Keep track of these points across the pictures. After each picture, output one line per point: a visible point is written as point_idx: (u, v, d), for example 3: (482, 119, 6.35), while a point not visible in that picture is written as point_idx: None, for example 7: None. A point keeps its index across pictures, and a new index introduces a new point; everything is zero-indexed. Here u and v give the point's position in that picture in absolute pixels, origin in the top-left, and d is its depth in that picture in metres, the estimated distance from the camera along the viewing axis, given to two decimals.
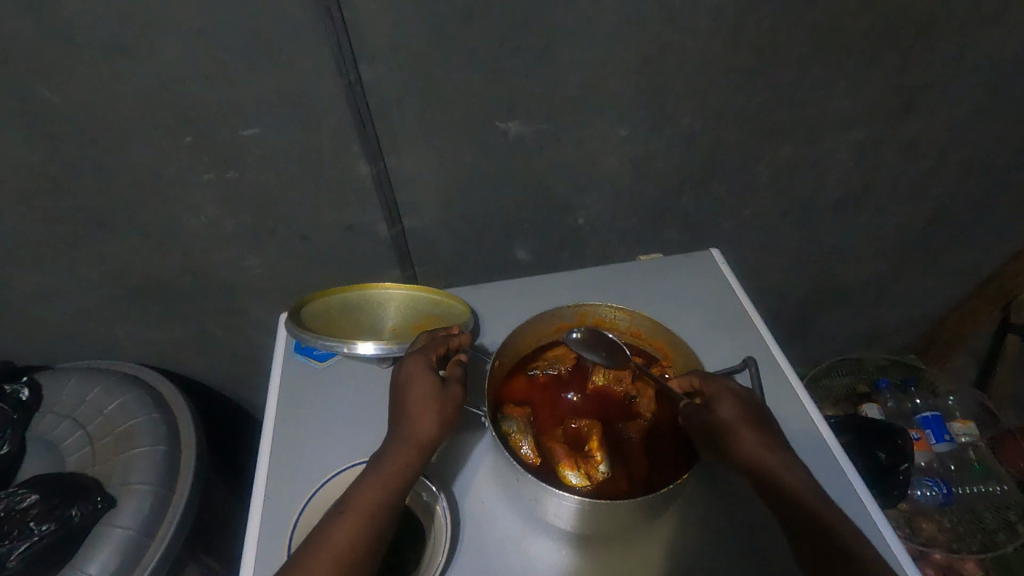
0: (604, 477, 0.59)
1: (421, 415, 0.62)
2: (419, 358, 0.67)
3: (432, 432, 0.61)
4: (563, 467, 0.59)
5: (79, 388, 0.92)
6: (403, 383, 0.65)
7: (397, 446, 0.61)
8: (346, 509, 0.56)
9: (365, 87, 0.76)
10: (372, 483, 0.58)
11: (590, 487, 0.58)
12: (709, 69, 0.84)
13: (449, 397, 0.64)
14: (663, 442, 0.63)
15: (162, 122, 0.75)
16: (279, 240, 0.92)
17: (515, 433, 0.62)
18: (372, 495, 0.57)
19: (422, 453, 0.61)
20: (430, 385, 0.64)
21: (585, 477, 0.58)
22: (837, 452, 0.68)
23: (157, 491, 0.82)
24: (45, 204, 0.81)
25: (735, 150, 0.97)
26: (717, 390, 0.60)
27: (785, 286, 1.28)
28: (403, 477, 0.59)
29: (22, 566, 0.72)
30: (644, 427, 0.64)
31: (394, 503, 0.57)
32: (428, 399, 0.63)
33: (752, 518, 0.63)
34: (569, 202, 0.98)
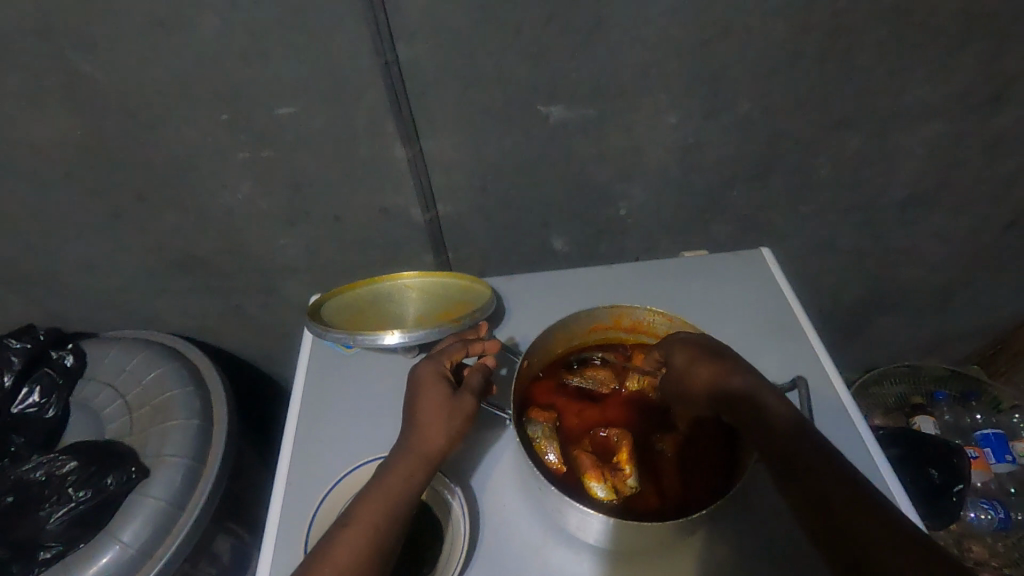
0: (632, 491, 0.56)
1: (430, 427, 0.61)
2: (430, 368, 0.66)
3: (440, 443, 0.61)
4: (589, 479, 0.56)
5: (121, 357, 0.94)
6: (414, 394, 0.64)
7: (404, 456, 0.60)
8: (350, 524, 0.55)
9: (401, 67, 0.73)
10: (375, 495, 0.56)
11: (617, 501, 0.55)
12: (772, 53, 0.77)
13: (460, 409, 0.62)
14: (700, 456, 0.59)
15: (198, 99, 0.74)
16: (313, 220, 0.91)
17: (540, 438, 0.59)
18: (377, 506, 0.56)
19: (430, 463, 0.60)
20: (440, 395, 0.63)
21: (611, 490, 0.56)
22: (888, 476, 0.63)
23: (189, 464, 0.83)
24: (88, 177, 0.82)
25: (794, 141, 0.90)
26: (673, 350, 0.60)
27: (839, 288, 1.20)
28: (410, 489, 0.58)
29: (62, 530, 0.75)
30: (681, 440, 0.60)
31: (399, 516, 0.56)
32: (436, 411, 0.62)
33: (788, 543, 0.59)
34: (610, 192, 0.93)
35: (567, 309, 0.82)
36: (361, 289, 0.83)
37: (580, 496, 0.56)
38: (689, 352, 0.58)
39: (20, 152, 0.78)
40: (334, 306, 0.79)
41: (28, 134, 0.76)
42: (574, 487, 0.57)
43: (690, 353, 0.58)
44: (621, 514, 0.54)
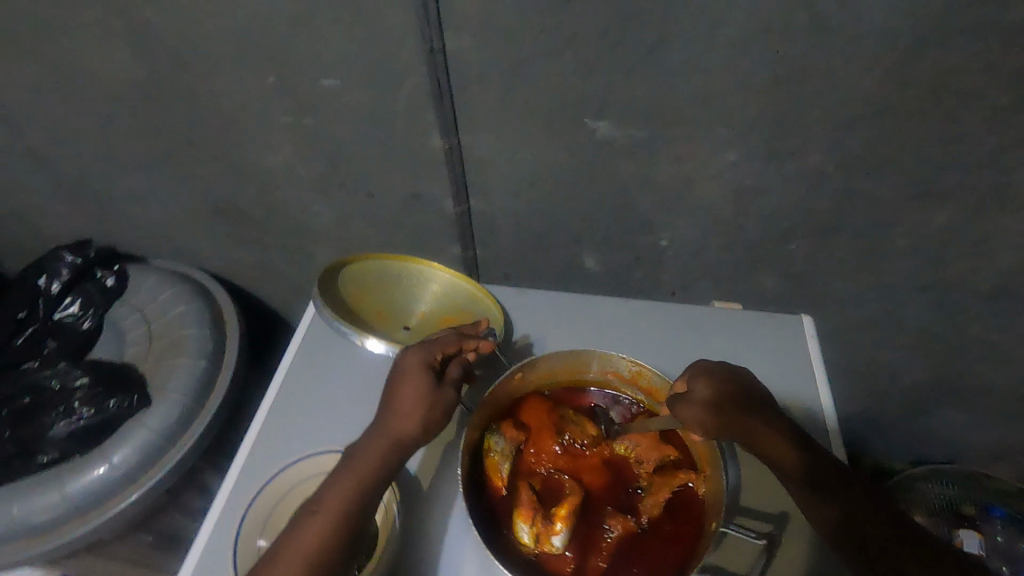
0: (555, 552, 0.53)
1: (405, 415, 0.58)
2: (419, 354, 0.62)
3: (409, 431, 0.58)
4: (518, 517, 0.54)
5: (156, 286, 0.99)
6: (398, 377, 0.61)
7: (375, 437, 0.58)
8: (319, 510, 0.53)
9: (447, 57, 0.70)
10: (343, 478, 0.55)
11: (533, 550, 0.53)
12: (858, 101, 0.68)
13: (438, 402, 0.59)
14: (649, 551, 0.54)
15: (250, 59, 0.75)
16: (348, 193, 0.91)
17: (495, 452, 0.58)
18: (344, 489, 0.54)
19: (397, 450, 0.57)
20: (420, 382, 0.59)
21: (534, 538, 0.53)
22: None
23: (186, 403, 0.87)
24: (147, 115, 0.86)
25: (870, 203, 0.79)
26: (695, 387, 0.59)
27: (902, 375, 1.06)
28: (376, 476, 0.56)
29: (63, 439, 0.82)
30: (633, 530, 0.55)
31: (361, 508, 0.54)
32: (416, 400, 0.58)
33: None
34: (652, 220, 0.87)
35: (575, 338, 0.78)
36: (378, 261, 0.83)
37: (501, 533, 0.54)
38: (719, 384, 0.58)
39: (89, 83, 0.83)
40: (344, 279, 0.81)
41: (96, 68, 0.80)
42: (502, 521, 0.55)
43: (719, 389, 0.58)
44: (526, 565, 0.52)
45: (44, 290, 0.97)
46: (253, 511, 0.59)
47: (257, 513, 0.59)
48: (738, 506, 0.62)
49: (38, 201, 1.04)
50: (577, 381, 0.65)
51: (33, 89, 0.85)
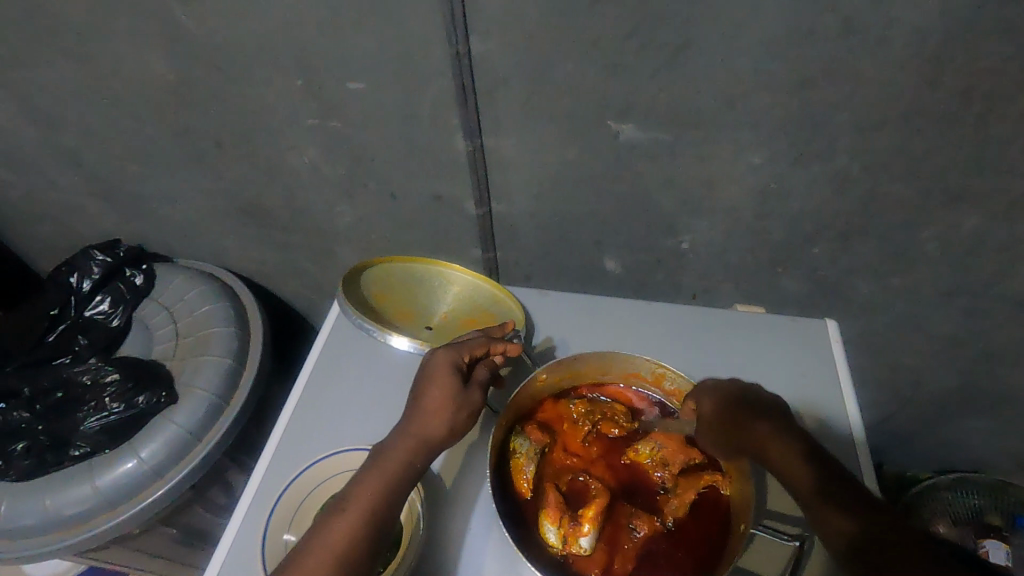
0: (581, 553, 0.53)
1: (433, 416, 0.59)
2: (447, 355, 0.62)
3: (437, 432, 0.58)
4: (545, 518, 0.54)
5: (183, 285, 1.01)
6: (425, 378, 0.62)
7: (403, 437, 0.58)
8: (348, 507, 0.54)
9: (472, 60, 0.71)
10: (371, 477, 0.56)
11: (560, 551, 0.53)
12: (884, 103, 0.68)
13: (465, 403, 0.60)
14: (676, 552, 0.54)
15: (278, 61, 0.76)
16: (371, 194, 0.92)
17: (522, 454, 0.58)
18: (371, 488, 0.55)
19: (425, 450, 0.58)
20: (448, 384, 0.60)
21: (561, 539, 0.53)
22: None
23: (213, 400, 0.89)
24: (177, 118, 0.88)
25: (895, 206, 0.79)
26: (700, 396, 0.59)
27: (926, 380, 1.04)
28: (404, 476, 0.56)
29: (94, 433, 0.83)
30: (658, 529, 0.55)
31: (390, 507, 0.55)
32: (444, 401, 0.59)
33: None
34: (674, 223, 0.87)
35: (599, 338, 0.79)
36: (395, 266, 0.83)
37: (529, 534, 0.55)
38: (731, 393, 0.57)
39: (124, 88, 0.85)
40: (368, 280, 0.82)
41: (130, 71, 0.82)
42: (529, 521, 0.56)
43: (720, 405, 0.57)
44: (555, 566, 0.53)
45: (76, 288, 0.99)
46: (282, 503, 0.60)
47: (286, 505, 0.60)
48: (766, 509, 0.61)
49: (72, 201, 1.07)
50: (602, 382, 0.65)
51: (70, 93, 0.88)
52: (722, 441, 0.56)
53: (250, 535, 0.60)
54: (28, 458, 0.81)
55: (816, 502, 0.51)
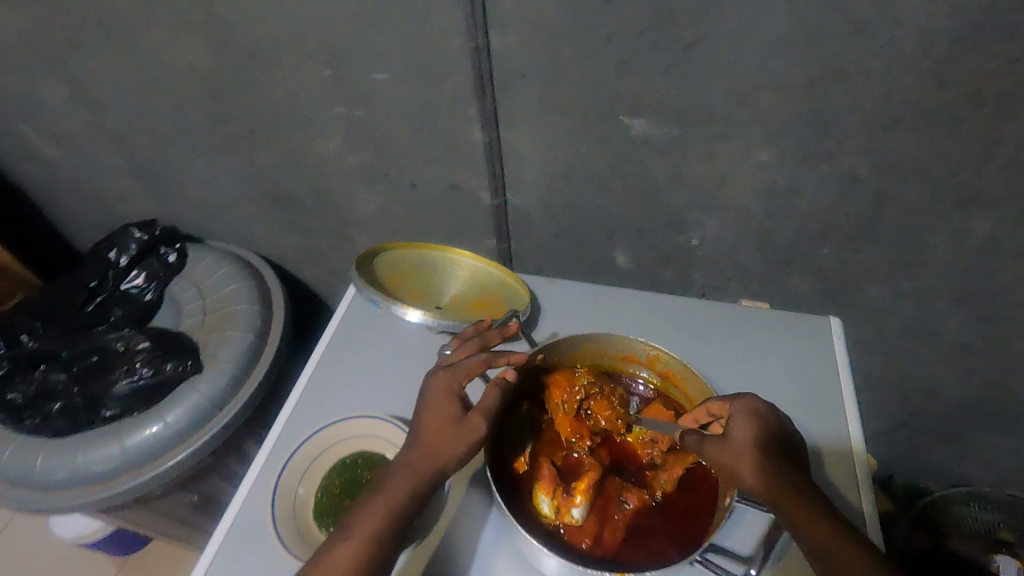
0: (573, 524, 0.55)
1: (434, 447, 0.55)
2: (444, 380, 0.59)
3: (439, 464, 0.55)
4: (540, 490, 0.56)
5: (212, 264, 1.06)
6: (423, 405, 0.58)
7: (402, 467, 0.55)
8: (347, 538, 0.51)
9: (491, 53, 0.74)
10: (370, 509, 0.53)
11: (552, 520, 0.55)
12: (892, 104, 0.69)
13: (468, 432, 0.56)
14: (663, 527, 0.56)
15: (308, 51, 0.80)
16: (392, 182, 0.96)
17: None
18: (370, 521, 0.52)
19: (427, 482, 0.54)
20: (448, 413, 0.57)
21: (554, 510, 0.55)
22: None
23: (235, 374, 0.94)
24: (213, 104, 0.93)
25: (904, 208, 0.79)
26: (736, 408, 0.57)
27: (937, 388, 1.03)
28: (404, 507, 0.53)
29: (125, 395, 0.89)
30: (647, 502, 0.57)
31: (391, 538, 0.52)
32: (443, 431, 0.56)
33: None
34: (684, 218, 0.89)
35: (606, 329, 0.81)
36: (407, 250, 0.86)
37: (523, 505, 0.57)
38: (769, 411, 0.57)
39: (165, 75, 0.91)
40: (383, 261, 0.84)
41: (171, 58, 0.88)
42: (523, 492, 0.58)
43: (761, 421, 0.55)
44: (546, 535, 0.55)
45: (113, 262, 1.06)
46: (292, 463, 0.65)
47: (296, 466, 0.65)
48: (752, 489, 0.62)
49: (113, 181, 1.13)
50: (602, 364, 0.67)
51: (116, 78, 0.93)
52: (762, 456, 0.53)
53: (260, 493, 0.64)
54: (64, 416, 0.88)
55: (823, 530, 0.51)
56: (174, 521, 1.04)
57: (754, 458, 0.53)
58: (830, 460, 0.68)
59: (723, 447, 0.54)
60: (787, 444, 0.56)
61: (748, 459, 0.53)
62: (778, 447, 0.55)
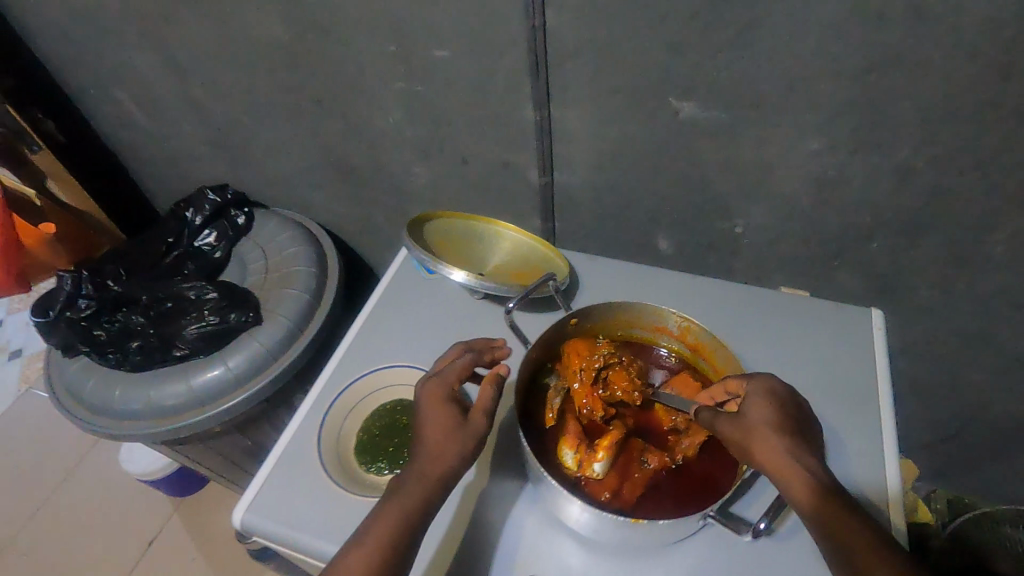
0: (594, 478, 0.57)
1: (437, 453, 0.57)
2: (434, 387, 0.61)
3: (446, 467, 0.57)
4: (564, 444, 0.59)
5: (276, 228, 1.14)
6: (419, 415, 0.60)
7: (411, 476, 0.57)
8: (363, 544, 0.53)
9: (547, 33, 0.77)
10: (385, 514, 0.55)
11: (574, 473, 0.58)
12: (953, 94, 0.68)
13: (470, 433, 0.58)
14: (679, 488, 0.58)
15: (375, 27, 0.85)
16: (446, 158, 1.01)
17: (549, 387, 0.63)
18: (386, 527, 0.54)
19: (437, 487, 0.56)
20: (446, 419, 0.59)
21: (577, 463, 0.58)
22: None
23: (291, 328, 1.01)
24: (286, 77, 1.00)
25: (961, 204, 0.77)
26: (753, 386, 0.58)
27: (989, 397, 1.00)
28: (418, 512, 0.55)
29: (193, 338, 0.97)
30: (668, 465, 0.59)
31: (409, 539, 0.54)
32: (443, 437, 0.58)
33: (699, 554, 0.60)
34: (729, 205, 0.89)
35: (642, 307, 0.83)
36: (455, 219, 0.91)
37: (548, 457, 0.60)
38: (787, 391, 0.58)
39: (245, 49, 0.98)
40: (432, 226, 0.89)
41: (251, 33, 0.95)
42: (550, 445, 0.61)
43: (777, 400, 0.56)
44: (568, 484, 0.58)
45: (189, 221, 1.15)
46: (337, 405, 0.72)
47: (341, 408, 0.72)
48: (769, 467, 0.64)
49: (194, 147, 1.23)
50: (634, 334, 0.69)
51: (202, 51, 1.02)
52: (774, 435, 0.54)
53: (309, 428, 0.70)
54: (140, 354, 0.96)
55: (836, 510, 0.51)
56: (228, 461, 1.13)
57: (766, 435, 0.54)
58: (860, 450, 0.68)
59: (736, 425, 0.56)
60: (804, 426, 0.57)
61: (760, 437, 0.54)
62: (794, 427, 0.56)
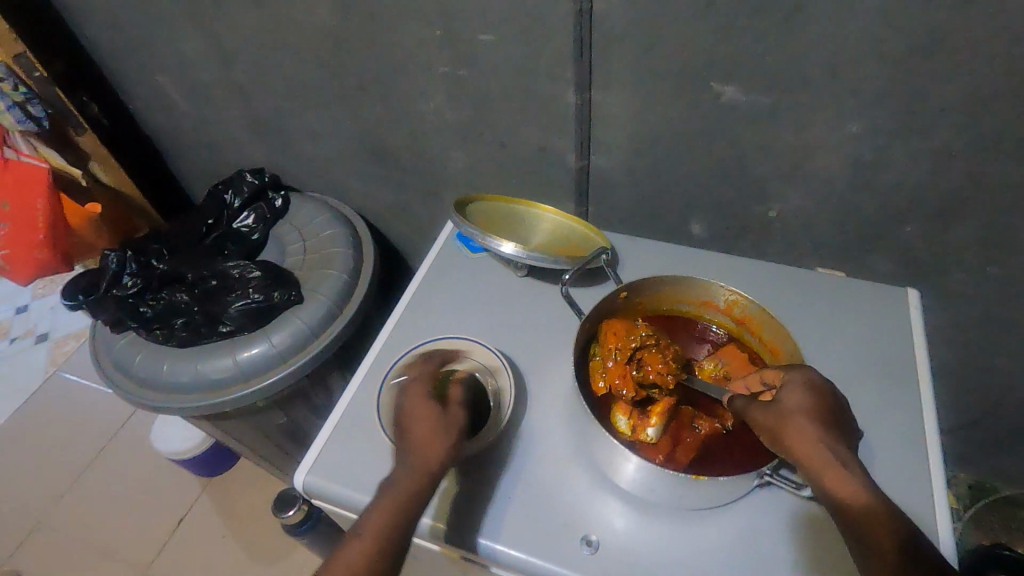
0: (647, 442, 0.60)
1: (426, 444, 0.60)
2: (415, 386, 0.65)
3: (435, 456, 0.60)
4: (618, 410, 0.62)
5: (313, 211, 1.17)
6: (404, 413, 0.64)
7: (402, 468, 0.60)
8: (362, 533, 0.56)
9: (594, 17, 0.79)
10: (381, 503, 0.58)
11: (629, 437, 0.60)
12: (996, 77, 0.69)
13: (450, 424, 0.62)
14: (729, 453, 0.61)
15: (422, 12, 0.87)
16: (484, 142, 1.03)
17: (600, 357, 0.66)
18: (382, 515, 0.57)
19: (427, 474, 0.60)
20: (428, 413, 0.63)
21: (630, 427, 0.61)
22: (754, 534, 0.62)
23: (331, 306, 1.03)
24: (328, 62, 1.02)
25: (998, 187, 0.79)
26: (792, 377, 0.57)
27: (1017, 381, 1.02)
28: (411, 500, 0.58)
29: (238, 315, 0.99)
30: (719, 432, 0.61)
31: (405, 525, 0.57)
32: (430, 430, 0.61)
33: (747, 516, 0.63)
34: (765, 189, 0.91)
35: None
36: (496, 202, 0.93)
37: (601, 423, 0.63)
38: (826, 384, 0.56)
39: (289, 33, 1.00)
40: (475, 208, 0.91)
41: (296, 17, 0.97)
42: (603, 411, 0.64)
43: (816, 391, 0.56)
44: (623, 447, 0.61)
45: (228, 204, 1.18)
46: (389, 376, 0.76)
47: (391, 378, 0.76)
48: None
49: (231, 132, 1.26)
50: (678, 309, 0.73)
51: (245, 35, 1.04)
52: (811, 424, 0.53)
53: (364, 396, 0.74)
54: (186, 330, 0.99)
55: (868, 500, 0.50)
56: (264, 439, 1.16)
57: (801, 424, 0.53)
58: (900, 423, 0.70)
59: (771, 412, 0.55)
60: (841, 420, 0.55)
61: (795, 425, 0.53)
62: (831, 418, 0.54)
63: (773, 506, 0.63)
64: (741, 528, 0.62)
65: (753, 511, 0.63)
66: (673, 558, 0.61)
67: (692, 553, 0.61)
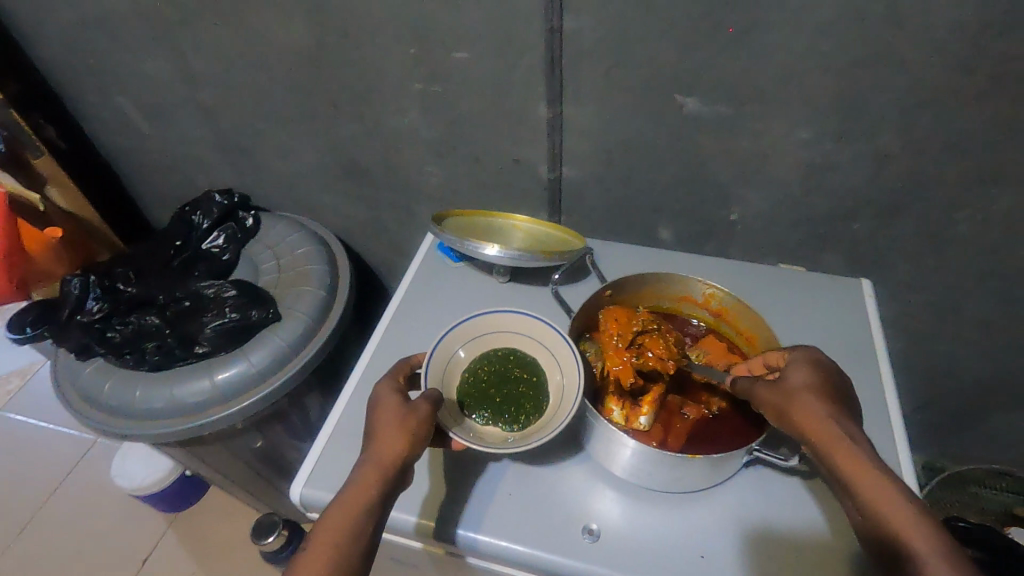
0: (641, 429, 0.64)
1: (386, 438, 0.59)
2: (385, 384, 0.66)
3: (395, 451, 0.58)
4: (610, 401, 0.65)
5: (284, 230, 1.16)
6: (373, 409, 0.64)
7: (364, 464, 0.58)
8: (318, 530, 0.54)
9: (564, 35, 0.83)
10: (343, 497, 0.57)
11: (624, 426, 0.64)
12: (925, 85, 0.77)
13: (413, 414, 0.61)
14: (713, 433, 0.66)
15: (397, 31, 0.90)
16: (459, 156, 1.06)
17: (592, 353, 0.70)
18: (341, 508, 0.55)
19: (388, 468, 0.58)
20: (392, 406, 0.62)
21: (623, 417, 0.64)
22: (743, 511, 0.66)
23: (309, 323, 1.03)
24: (300, 80, 1.03)
25: (932, 185, 0.88)
26: (795, 355, 0.62)
27: (958, 363, 1.11)
28: (370, 492, 0.56)
29: (214, 335, 0.98)
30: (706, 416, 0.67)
31: (366, 518, 0.55)
32: (391, 423, 0.60)
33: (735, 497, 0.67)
34: (727, 193, 0.97)
35: None
36: (471, 217, 0.95)
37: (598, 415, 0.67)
38: (831, 365, 0.60)
39: (259, 53, 1.01)
40: (452, 222, 0.92)
41: (268, 38, 0.98)
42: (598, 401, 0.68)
43: (820, 370, 0.60)
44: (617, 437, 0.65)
45: (197, 225, 1.15)
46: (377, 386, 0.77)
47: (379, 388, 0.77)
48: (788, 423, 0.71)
49: (197, 152, 1.24)
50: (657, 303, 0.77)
51: (214, 55, 1.04)
52: (814, 398, 0.57)
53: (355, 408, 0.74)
54: (158, 353, 0.97)
55: (873, 475, 0.51)
56: (241, 464, 1.13)
57: (807, 398, 0.57)
58: (864, 402, 0.76)
59: (777, 388, 0.59)
60: (847, 398, 0.58)
61: (799, 396, 0.57)
62: (835, 395, 0.58)
63: (759, 486, 0.67)
64: (731, 505, 0.66)
65: (742, 493, 0.67)
66: (670, 539, 0.64)
67: (687, 531, 0.64)
